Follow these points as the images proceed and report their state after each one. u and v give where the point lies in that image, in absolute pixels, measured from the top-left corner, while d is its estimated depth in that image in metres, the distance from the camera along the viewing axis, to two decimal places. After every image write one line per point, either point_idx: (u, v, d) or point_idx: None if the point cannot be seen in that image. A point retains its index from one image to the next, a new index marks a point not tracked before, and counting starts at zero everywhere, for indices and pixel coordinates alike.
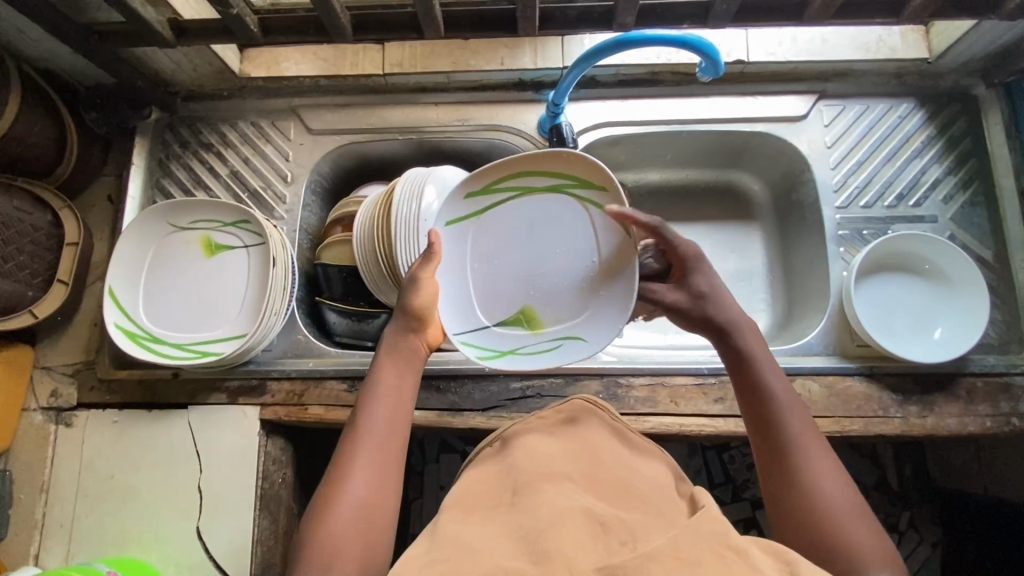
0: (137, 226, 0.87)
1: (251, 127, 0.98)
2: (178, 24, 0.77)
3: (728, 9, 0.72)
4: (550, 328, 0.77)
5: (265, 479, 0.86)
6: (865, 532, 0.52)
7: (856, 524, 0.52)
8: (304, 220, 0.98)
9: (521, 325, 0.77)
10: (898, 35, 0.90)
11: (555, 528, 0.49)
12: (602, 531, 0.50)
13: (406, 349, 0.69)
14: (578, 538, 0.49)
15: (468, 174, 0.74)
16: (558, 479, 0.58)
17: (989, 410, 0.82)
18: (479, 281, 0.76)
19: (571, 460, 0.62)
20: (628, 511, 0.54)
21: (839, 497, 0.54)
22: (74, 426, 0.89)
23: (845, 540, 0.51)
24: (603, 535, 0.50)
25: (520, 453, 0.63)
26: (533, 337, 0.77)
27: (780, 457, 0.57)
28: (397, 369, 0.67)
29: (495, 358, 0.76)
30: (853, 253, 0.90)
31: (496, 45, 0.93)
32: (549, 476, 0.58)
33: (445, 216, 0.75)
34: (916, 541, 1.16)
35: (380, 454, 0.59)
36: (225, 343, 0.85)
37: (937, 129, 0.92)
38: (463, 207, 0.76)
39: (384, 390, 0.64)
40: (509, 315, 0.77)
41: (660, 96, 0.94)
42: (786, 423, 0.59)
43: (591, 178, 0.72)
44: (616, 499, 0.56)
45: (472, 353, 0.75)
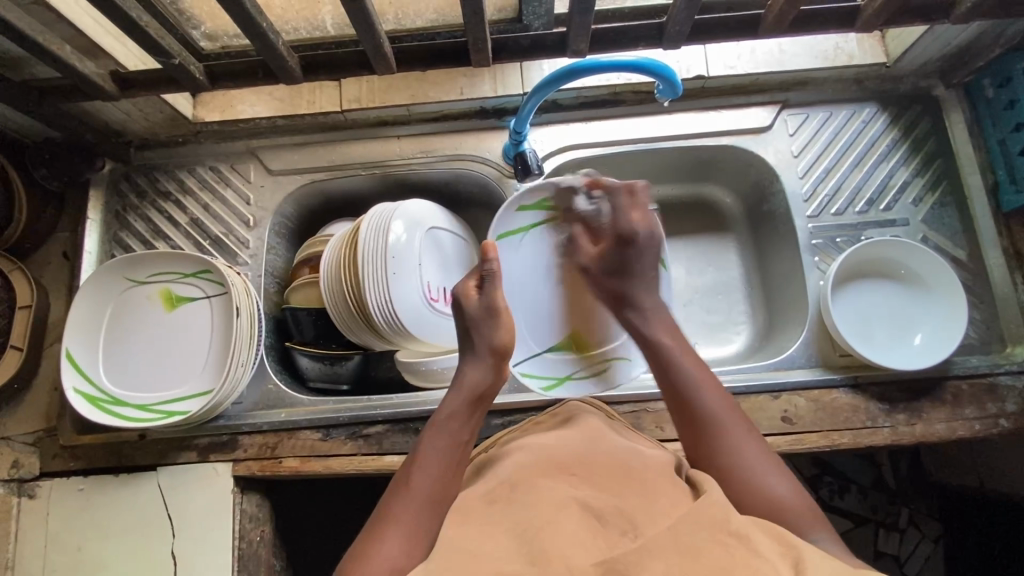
0: (94, 283, 0.83)
1: (209, 172, 0.96)
2: (121, 77, 0.76)
3: (680, 30, 0.71)
4: (596, 354, 0.88)
5: (243, 538, 0.83)
6: (787, 483, 0.57)
7: (780, 480, 0.57)
8: (270, 264, 0.95)
9: (570, 350, 0.88)
10: (855, 41, 0.90)
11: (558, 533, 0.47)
12: (599, 525, 0.50)
13: (482, 385, 0.69)
14: (575, 541, 0.47)
15: (525, 190, 0.85)
16: (558, 474, 0.56)
17: (976, 413, 0.81)
18: (530, 300, 0.88)
19: (573, 448, 0.61)
20: (625, 500, 0.53)
21: (756, 457, 0.59)
22: (37, 497, 0.84)
23: (775, 497, 0.56)
24: (602, 529, 0.49)
25: (514, 451, 0.63)
26: (581, 362, 0.88)
27: (694, 421, 0.62)
28: (466, 418, 0.66)
29: (554, 386, 0.86)
30: (828, 262, 0.89)
31: (455, 74, 0.92)
32: (547, 470, 0.57)
33: (496, 229, 0.85)
34: (917, 538, 1.14)
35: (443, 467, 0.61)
36: (191, 401, 0.82)
37: (901, 131, 0.92)
38: (513, 220, 0.87)
39: (451, 412, 0.66)
40: (557, 340, 0.88)
41: (623, 116, 0.93)
42: (700, 395, 0.63)
43: None
44: (610, 486, 0.55)
45: (535, 385, 0.85)
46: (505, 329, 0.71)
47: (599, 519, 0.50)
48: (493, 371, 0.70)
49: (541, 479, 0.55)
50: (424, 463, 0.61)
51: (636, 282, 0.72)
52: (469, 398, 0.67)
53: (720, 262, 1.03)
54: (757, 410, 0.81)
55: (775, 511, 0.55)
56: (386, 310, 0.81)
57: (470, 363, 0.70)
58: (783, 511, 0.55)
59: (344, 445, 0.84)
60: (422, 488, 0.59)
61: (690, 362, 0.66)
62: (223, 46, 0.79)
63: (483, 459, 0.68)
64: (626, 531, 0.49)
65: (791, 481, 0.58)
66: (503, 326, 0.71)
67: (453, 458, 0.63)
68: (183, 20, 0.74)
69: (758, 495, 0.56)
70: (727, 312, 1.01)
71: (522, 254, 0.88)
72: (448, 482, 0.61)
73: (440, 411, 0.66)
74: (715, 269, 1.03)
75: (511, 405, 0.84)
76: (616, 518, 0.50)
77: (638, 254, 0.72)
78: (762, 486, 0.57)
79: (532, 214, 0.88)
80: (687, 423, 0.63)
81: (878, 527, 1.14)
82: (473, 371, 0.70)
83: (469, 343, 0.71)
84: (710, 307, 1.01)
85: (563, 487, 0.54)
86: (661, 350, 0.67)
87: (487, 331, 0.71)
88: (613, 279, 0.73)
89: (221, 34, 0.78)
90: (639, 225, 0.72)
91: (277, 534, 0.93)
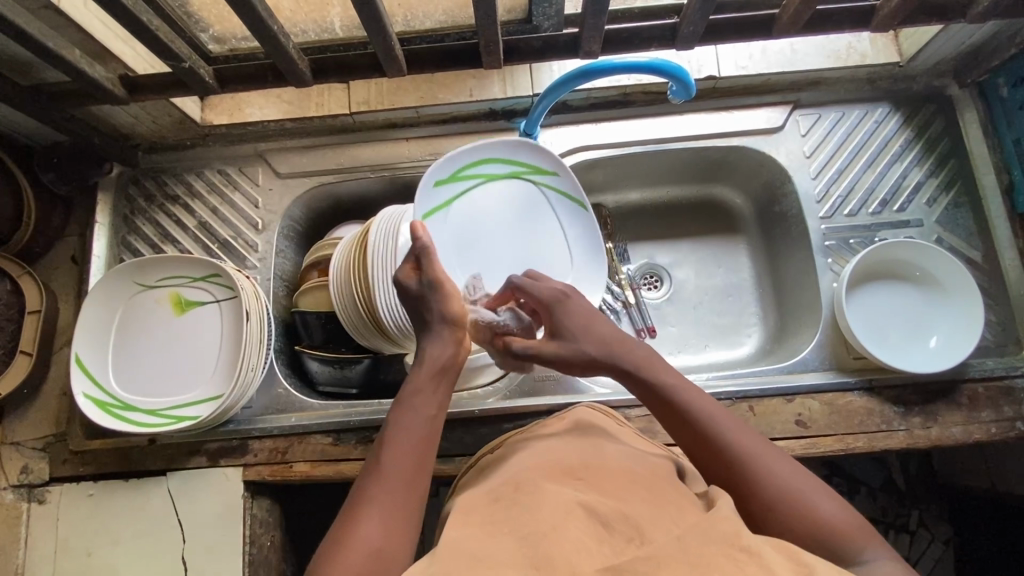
0: (103, 288, 0.83)
1: (217, 175, 0.95)
2: (130, 81, 0.75)
3: (694, 31, 0.71)
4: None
5: (254, 544, 0.82)
6: (826, 498, 0.52)
7: (820, 497, 0.52)
8: (279, 267, 0.94)
9: None
10: (867, 41, 0.89)
11: (563, 535, 0.45)
12: (606, 532, 0.47)
13: (445, 358, 0.66)
14: (580, 546, 0.44)
15: (438, 162, 0.76)
16: (564, 479, 0.55)
17: (993, 416, 0.80)
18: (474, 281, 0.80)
19: (578, 455, 0.59)
20: (628, 505, 0.50)
21: (788, 475, 0.53)
22: (47, 502, 0.84)
23: (817, 516, 0.51)
24: (607, 536, 0.47)
25: (522, 455, 0.62)
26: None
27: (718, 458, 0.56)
28: (432, 391, 0.64)
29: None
30: (841, 263, 0.88)
31: (464, 76, 0.91)
32: (553, 475, 0.55)
33: (419, 209, 0.75)
34: (927, 540, 1.13)
35: (414, 447, 0.58)
36: (201, 406, 0.81)
37: (914, 131, 0.91)
38: (433, 198, 0.77)
39: (419, 390, 0.63)
40: None
41: (633, 117, 0.92)
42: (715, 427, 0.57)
43: (542, 164, 0.83)
44: (617, 490, 0.53)
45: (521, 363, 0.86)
46: (456, 300, 0.69)
47: (605, 526, 0.47)
48: (453, 343, 0.67)
49: (546, 484, 0.53)
50: (391, 440, 0.58)
51: (603, 346, 0.66)
52: (433, 371, 0.65)
53: (730, 263, 1.03)
54: (771, 414, 0.81)
55: (818, 536, 0.50)
56: (397, 313, 0.80)
57: (432, 337, 0.67)
58: (826, 531, 0.50)
59: (354, 449, 0.84)
60: (394, 467, 0.56)
61: (692, 392, 0.60)
62: (231, 49, 0.78)
63: (490, 461, 0.67)
64: (632, 538, 0.47)
65: (830, 495, 0.52)
66: (453, 298, 0.69)
67: (422, 430, 0.60)
68: (191, 22, 0.73)
69: (798, 518, 0.51)
70: (738, 314, 1.00)
71: (451, 225, 0.79)
72: (420, 456, 0.58)
73: (402, 390, 0.63)
74: (726, 270, 1.03)
75: (522, 410, 0.84)
76: (623, 525, 0.48)
77: (586, 323, 0.68)
78: (799, 505, 0.51)
79: (449, 186, 0.78)
80: (703, 455, 0.57)
81: (888, 528, 1.13)
82: (435, 344, 0.67)
83: (425, 319, 0.69)
84: (721, 309, 1.00)
85: (568, 491, 0.52)
86: (657, 379, 0.62)
87: (438, 305, 0.68)
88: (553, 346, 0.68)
89: (229, 37, 0.77)
90: (574, 300, 0.70)
91: (286, 539, 0.92)
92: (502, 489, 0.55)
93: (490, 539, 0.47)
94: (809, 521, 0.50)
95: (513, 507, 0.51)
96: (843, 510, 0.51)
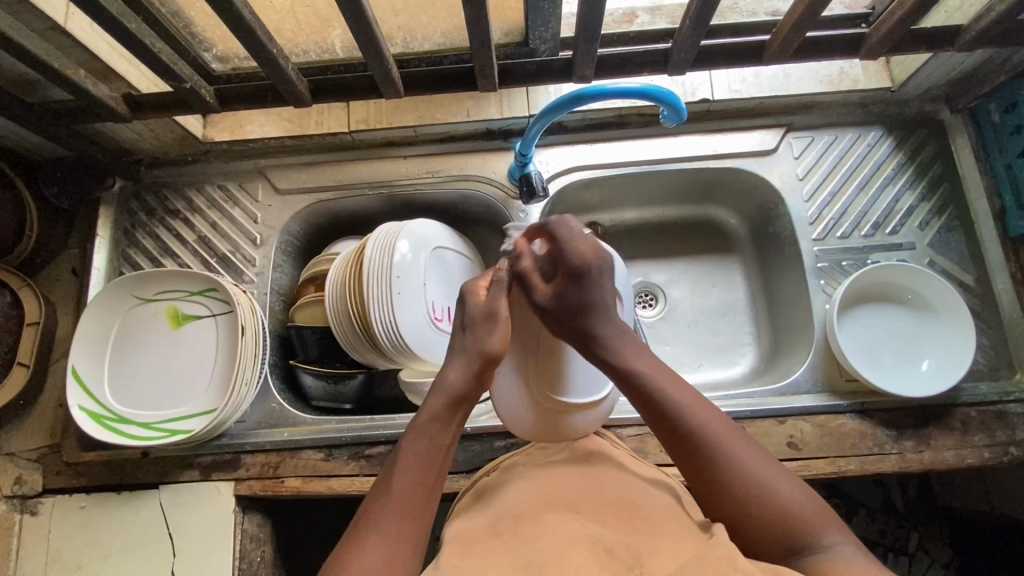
0: (101, 300, 0.84)
1: (217, 190, 0.97)
2: (133, 99, 0.77)
3: (686, 57, 0.73)
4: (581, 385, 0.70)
5: (243, 559, 0.82)
6: (764, 470, 0.55)
7: (777, 481, 0.54)
8: (276, 282, 0.95)
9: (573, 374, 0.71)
10: (859, 66, 0.91)
11: (566, 560, 0.45)
12: (608, 556, 0.46)
13: (461, 399, 0.63)
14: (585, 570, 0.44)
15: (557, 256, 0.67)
16: (564, 508, 0.54)
17: (986, 440, 0.80)
18: (415, 324, 0.83)
19: (578, 486, 0.58)
20: (632, 536, 0.50)
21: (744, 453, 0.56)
22: (40, 514, 0.84)
23: (763, 494, 0.53)
24: (610, 560, 0.46)
25: (519, 484, 0.60)
26: None
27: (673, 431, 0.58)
28: (449, 421, 0.62)
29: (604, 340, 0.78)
30: (834, 286, 0.88)
31: (461, 97, 0.93)
32: (552, 504, 0.55)
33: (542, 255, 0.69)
34: (926, 564, 1.10)
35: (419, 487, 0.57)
36: (194, 420, 0.82)
37: (907, 155, 0.92)
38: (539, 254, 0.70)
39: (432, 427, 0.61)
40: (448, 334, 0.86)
41: (629, 138, 0.93)
42: (685, 414, 0.58)
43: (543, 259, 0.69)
44: (619, 522, 0.52)
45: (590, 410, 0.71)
46: (500, 338, 0.65)
47: (607, 551, 0.47)
48: (477, 377, 0.64)
49: (549, 515, 0.52)
50: (403, 468, 0.57)
51: (597, 315, 0.63)
52: (447, 402, 0.62)
53: (725, 284, 1.03)
54: (763, 435, 0.81)
55: (781, 519, 0.52)
56: (392, 330, 0.80)
57: (455, 362, 0.64)
58: (778, 511, 0.52)
59: (346, 465, 0.84)
60: (404, 501, 0.56)
61: (684, 399, 0.59)
62: (233, 68, 0.80)
63: (485, 485, 0.64)
64: (632, 565, 0.46)
65: (791, 481, 0.54)
66: (500, 333, 0.65)
67: (434, 461, 0.59)
68: (195, 42, 0.75)
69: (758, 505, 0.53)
70: (733, 335, 1.00)
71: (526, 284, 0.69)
72: (430, 497, 0.58)
73: (418, 415, 0.61)
74: (721, 290, 1.03)
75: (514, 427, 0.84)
76: (624, 553, 0.47)
77: (597, 288, 0.65)
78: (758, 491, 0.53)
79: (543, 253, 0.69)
80: (685, 445, 0.57)
81: (887, 552, 1.10)
82: (457, 371, 0.64)
83: (462, 342, 0.65)
84: (715, 328, 1.00)
85: (572, 522, 0.51)
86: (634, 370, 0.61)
87: (481, 335, 0.65)
88: (576, 290, 0.64)
89: (232, 56, 0.78)
90: (593, 255, 0.65)
91: (276, 553, 0.92)
92: (503, 522, 0.54)
93: (493, 568, 0.47)
94: (753, 498, 0.53)
95: (513, 541, 0.50)
96: (810, 499, 0.53)
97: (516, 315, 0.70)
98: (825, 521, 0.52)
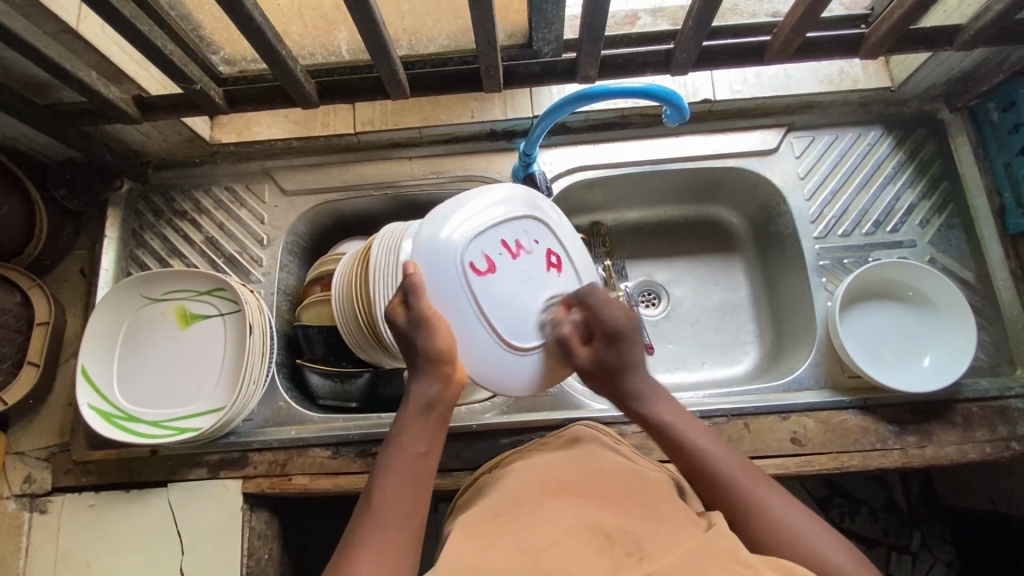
0: (109, 300, 0.85)
1: (224, 191, 0.98)
2: (143, 101, 0.78)
3: (688, 57, 0.74)
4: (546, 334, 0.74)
5: (251, 556, 0.83)
6: (800, 516, 0.55)
7: (812, 529, 0.54)
8: (282, 282, 0.96)
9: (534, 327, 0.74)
10: (859, 66, 0.92)
11: (566, 547, 0.46)
12: (608, 542, 0.47)
13: (430, 404, 0.65)
14: (585, 555, 0.45)
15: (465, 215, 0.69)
16: (565, 494, 0.54)
17: (987, 435, 0.80)
18: None
19: (575, 472, 0.58)
20: (632, 521, 0.51)
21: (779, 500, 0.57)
22: (49, 513, 0.85)
23: (798, 540, 0.53)
24: (609, 545, 0.47)
25: (518, 473, 0.61)
26: None
27: (705, 479, 0.61)
28: (421, 429, 0.64)
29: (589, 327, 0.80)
30: (836, 283, 0.89)
31: (466, 99, 0.94)
32: (551, 491, 0.55)
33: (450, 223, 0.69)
34: (929, 562, 1.10)
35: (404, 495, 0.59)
36: (202, 418, 0.83)
37: (907, 154, 0.93)
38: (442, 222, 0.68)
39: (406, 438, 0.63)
40: None
41: (631, 138, 0.94)
42: (716, 460, 0.61)
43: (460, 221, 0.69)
44: (617, 506, 0.53)
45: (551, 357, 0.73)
46: (442, 336, 0.65)
47: (607, 536, 0.48)
48: (439, 381, 0.65)
49: (551, 501, 0.53)
50: (386, 479, 0.60)
51: (631, 372, 0.69)
52: (417, 411, 0.65)
53: (727, 283, 1.04)
54: (766, 431, 0.81)
55: (816, 565, 0.52)
56: None
57: (418, 376, 0.66)
58: (815, 561, 0.52)
59: (353, 463, 0.85)
60: (388, 509, 0.58)
61: (713, 448, 0.63)
62: (241, 70, 0.81)
63: (487, 482, 0.65)
64: (632, 550, 0.47)
65: (828, 532, 0.54)
66: (439, 332, 0.65)
67: (416, 466, 0.62)
68: (203, 45, 0.76)
69: (793, 549, 0.53)
70: (735, 333, 1.01)
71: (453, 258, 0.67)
72: (414, 500, 0.59)
73: (395, 429, 0.65)
74: (723, 288, 1.04)
75: (519, 425, 0.84)
76: (623, 538, 0.48)
77: (630, 347, 0.70)
78: (793, 535, 0.54)
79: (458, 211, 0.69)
80: (718, 490, 0.59)
81: (890, 549, 1.10)
82: (420, 383, 0.66)
83: (410, 356, 0.66)
84: (718, 326, 1.01)
85: (572, 507, 0.52)
86: (665, 423, 0.66)
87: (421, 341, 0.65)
88: (609, 349, 0.69)
89: (240, 59, 0.79)
90: (625, 316, 0.71)
91: (283, 551, 0.93)
92: (504, 507, 0.55)
93: (495, 549, 0.47)
94: (790, 542, 0.53)
95: (514, 525, 0.51)
96: (843, 547, 0.53)
97: (456, 293, 0.67)
98: (866, 571, 0.51)
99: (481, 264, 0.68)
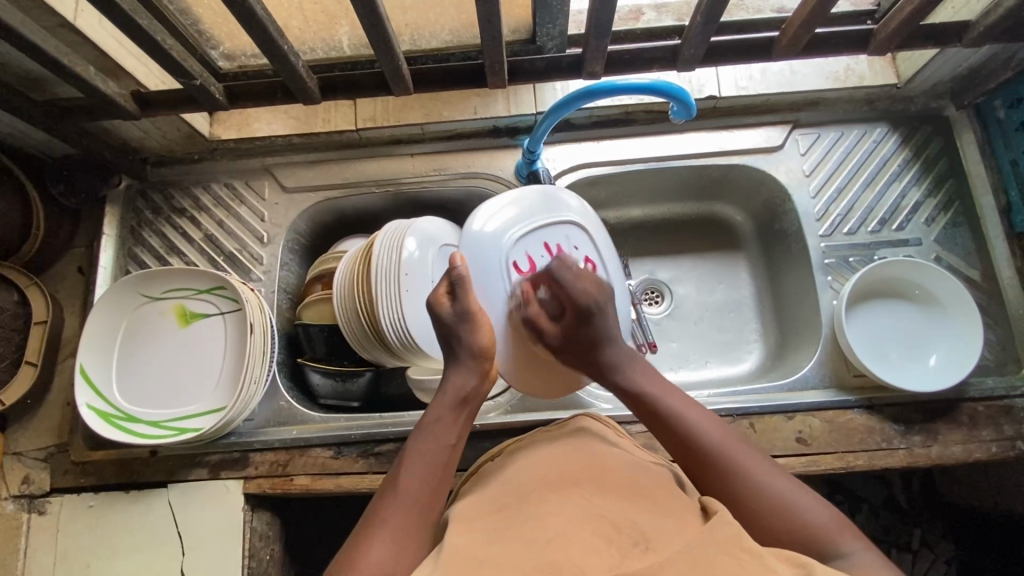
0: (108, 298, 0.84)
1: (224, 188, 0.96)
2: (142, 96, 0.77)
3: (695, 53, 0.73)
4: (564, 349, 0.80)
5: (252, 557, 0.82)
6: (778, 483, 0.56)
7: (794, 493, 0.55)
8: (283, 280, 0.95)
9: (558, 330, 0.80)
10: (865, 63, 0.91)
11: (572, 541, 0.45)
12: (614, 534, 0.47)
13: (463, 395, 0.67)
14: (592, 549, 0.45)
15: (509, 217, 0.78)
16: (569, 484, 0.54)
17: (992, 435, 0.80)
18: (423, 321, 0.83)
19: (578, 459, 0.58)
20: (637, 512, 0.50)
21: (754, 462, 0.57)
22: (47, 514, 0.84)
23: (779, 505, 0.54)
24: (616, 537, 0.47)
25: (521, 461, 0.60)
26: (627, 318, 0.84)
27: (689, 455, 0.60)
28: (452, 420, 0.65)
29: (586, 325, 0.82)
30: (841, 282, 0.89)
31: (468, 95, 0.93)
32: (554, 480, 0.55)
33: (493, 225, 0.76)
34: (930, 560, 1.10)
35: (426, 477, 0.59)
36: (203, 418, 0.82)
37: (913, 151, 0.92)
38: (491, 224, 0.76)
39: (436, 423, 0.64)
40: None
41: (635, 135, 0.94)
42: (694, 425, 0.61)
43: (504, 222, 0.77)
44: (622, 495, 0.52)
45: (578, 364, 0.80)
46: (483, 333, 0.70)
47: (614, 528, 0.48)
48: (477, 374, 0.69)
49: (554, 492, 0.53)
50: (411, 461, 0.60)
51: (606, 342, 0.71)
52: (452, 402, 0.66)
53: (731, 281, 1.03)
54: (771, 431, 0.81)
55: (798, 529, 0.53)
56: (399, 327, 0.80)
57: (456, 368, 0.69)
58: (800, 525, 0.53)
59: (355, 463, 0.84)
60: (411, 489, 0.58)
61: (690, 414, 0.63)
62: (241, 65, 0.79)
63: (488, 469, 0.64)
64: (637, 541, 0.47)
65: (807, 493, 0.55)
66: (481, 329, 0.70)
67: (442, 455, 0.62)
68: (202, 40, 0.75)
69: (780, 517, 0.54)
70: (739, 331, 1.00)
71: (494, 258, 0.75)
72: (436, 487, 0.59)
73: (428, 414, 0.65)
74: (726, 287, 1.03)
75: (523, 425, 0.83)
76: (629, 529, 0.48)
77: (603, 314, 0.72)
78: (777, 500, 0.54)
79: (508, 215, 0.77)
80: (698, 460, 0.59)
81: (891, 547, 1.10)
82: (459, 375, 0.68)
83: (451, 350, 0.70)
84: (722, 325, 1.01)
85: (577, 497, 0.52)
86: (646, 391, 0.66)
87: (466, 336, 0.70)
88: (584, 306, 0.72)
89: (239, 54, 0.78)
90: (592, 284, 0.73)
91: (283, 551, 0.92)
92: (506, 498, 0.54)
93: (500, 541, 0.47)
94: (776, 509, 0.54)
95: (518, 516, 0.50)
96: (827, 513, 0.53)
97: (496, 292, 0.75)
98: (843, 530, 0.52)
99: (522, 266, 0.77)
